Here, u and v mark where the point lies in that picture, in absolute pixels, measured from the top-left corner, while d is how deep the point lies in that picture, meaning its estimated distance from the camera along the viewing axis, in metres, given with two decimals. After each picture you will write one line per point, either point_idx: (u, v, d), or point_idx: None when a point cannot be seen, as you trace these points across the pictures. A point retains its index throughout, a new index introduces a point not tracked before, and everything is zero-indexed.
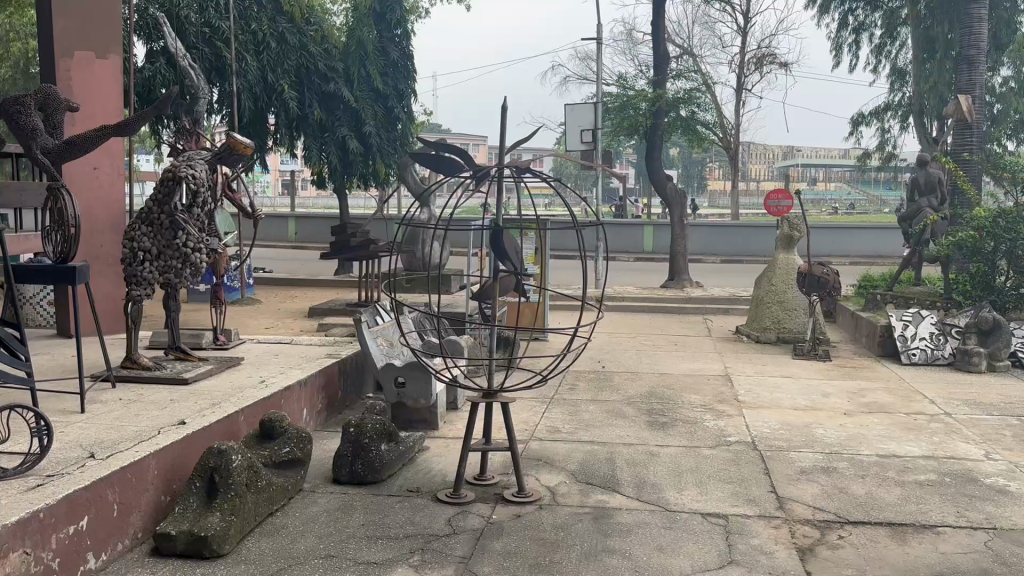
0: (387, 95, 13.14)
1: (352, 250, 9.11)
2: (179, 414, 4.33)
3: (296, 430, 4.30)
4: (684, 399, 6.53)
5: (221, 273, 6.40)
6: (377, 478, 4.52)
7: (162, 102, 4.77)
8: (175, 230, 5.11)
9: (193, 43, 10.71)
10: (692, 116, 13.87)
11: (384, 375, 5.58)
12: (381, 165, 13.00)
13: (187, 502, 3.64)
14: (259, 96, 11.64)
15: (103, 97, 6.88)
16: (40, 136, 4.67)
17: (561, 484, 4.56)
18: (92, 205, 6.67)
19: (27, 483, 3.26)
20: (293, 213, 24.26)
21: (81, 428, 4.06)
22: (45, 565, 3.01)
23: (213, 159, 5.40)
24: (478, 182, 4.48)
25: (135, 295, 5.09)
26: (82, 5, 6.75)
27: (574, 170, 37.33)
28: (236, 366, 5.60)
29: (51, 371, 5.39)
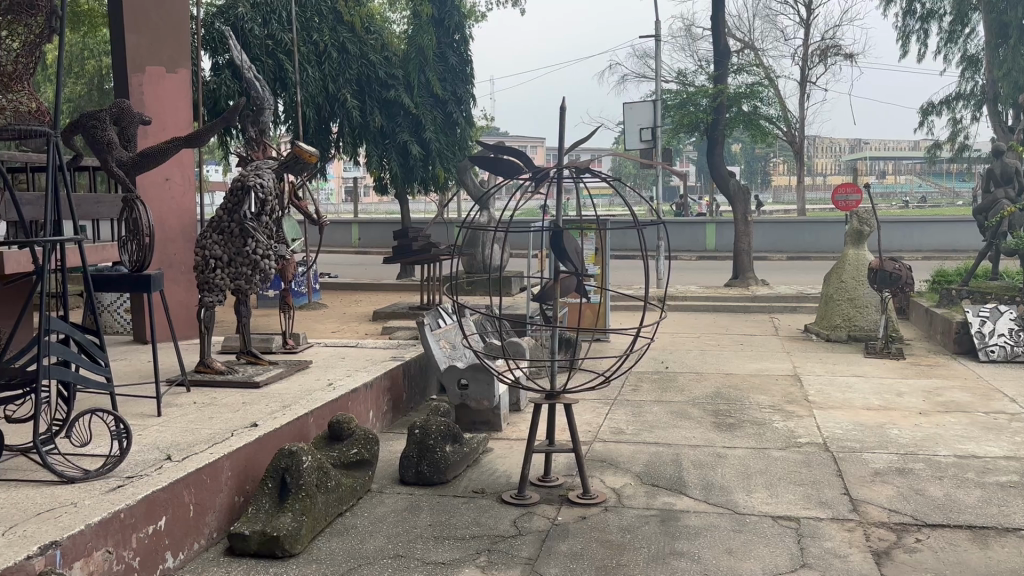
0: (445, 100, 13.24)
1: (414, 254, 9.21)
2: (250, 416, 4.45)
3: (363, 431, 4.37)
4: (751, 400, 6.42)
5: (288, 279, 6.55)
6: (443, 479, 4.55)
7: (230, 114, 4.92)
8: (245, 238, 5.25)
9: (257, 56, 11.00)
10: (755, 111, 13.60)
11: (447, 376, 5.62)
12: (441, 170, 13.11)
13: (260, 503, 3.73)
14: (322, 105, 11.89)
15: (174, 110, 7.12)
16: (115, 150, 4.84)
17: (626, 486, 4.53)
18: (165, 215, 6.89)
19: (108, 484, 3.39)
20: (356, 219, 24.67)
21: (158, 431, 4.20)
22: (126, 564, 3.11)
23: (280, 168, 5.53)
24: (538, 184, 4.47)
25: (207, 302, 5.24)
26: (153, 21, 6.99)
27: (633, 170, 37.03)
28: (304, 369, 5.73)
29: (129, 375, 5.59)
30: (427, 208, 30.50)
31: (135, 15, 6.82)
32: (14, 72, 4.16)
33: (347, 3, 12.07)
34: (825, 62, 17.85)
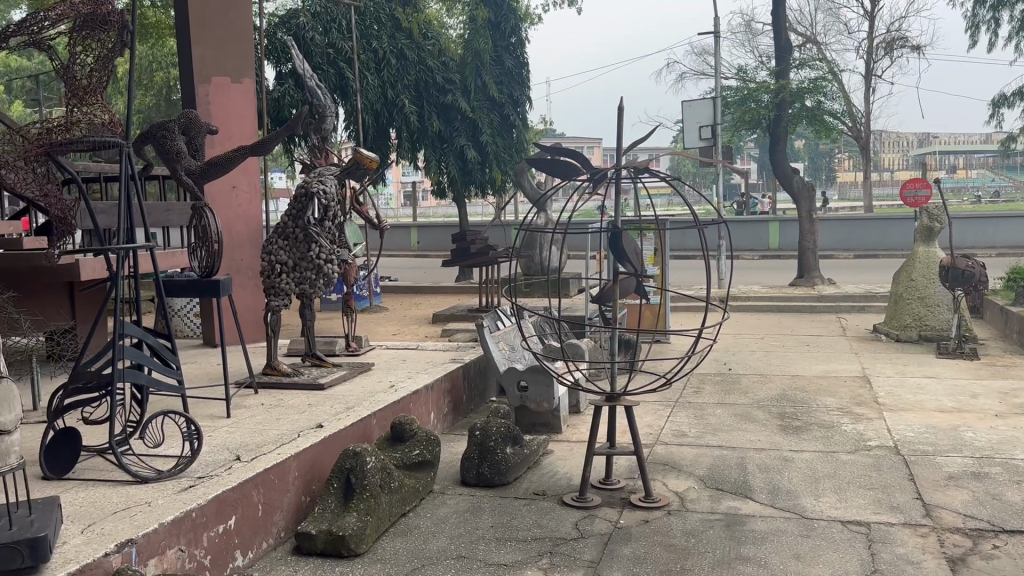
0: (502, 103, 13.28)
1: (472, 256, 9.26)
2: (315, 418, 4.53)
3: (424, 433, 4.41)
4: (818, 402, 6.28)
5: (350, 282, 6.66)
6: (504, 480, 4.57)
7: (294, 122, 5.03)
8: (309, 243, 5.36)
9: (318, 65, 11.23)
10: (819, 106, 13.29)
11: (506, 378, 5.63)
12: (498, 173, 13.16)
13: (326, 503, 3.80)
14: (381, 112, 12.06)
15: (240, 119, 7.30)
16: (184, 159, 4.98)
17: (690, 489, 4.47)
18: (232, 222, 7.08)
19: (180, 484, 3.49)
20: (414, 222, 24.94)
21: (228, 432, 4.32)
22: (198, 562, 3.20)
23: (341, 174, 5.62)
24: (595, 185, 4.43)
25: (273, 305, 5.36)
26: (219, 33, 7.19)
27: (692, 169, 36.56)
28: (367, 371, 5.81)
29: (200, 378, 5.76)
30: (484, 210, 30.66)
31: (202, 27, 7.02)
32: (89, 86, 4.31)
33: (405, 10, 12.23)
34: (890, 55, 17.35)
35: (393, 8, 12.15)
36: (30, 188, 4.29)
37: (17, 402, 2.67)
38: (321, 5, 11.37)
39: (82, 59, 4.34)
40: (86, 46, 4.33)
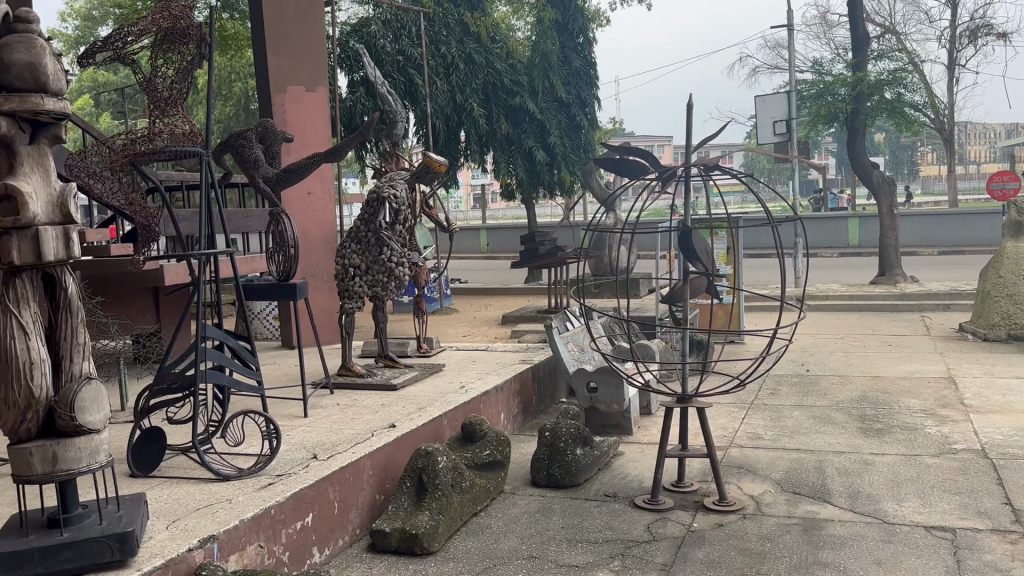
0: (570, 104, 13.25)
1: (541, 258, 9.27)
2: (388, 417, 4.62)
3: (495, 434, 4.45)
4: (901, 404, 6.06)
5: (421, 285, 6.75)
6: (574, 482, 4.56)
7: (365, 129, 5.15)
8: (381, 246, 5.47)
9: (389, 72, 11.42)
10: (899, 98, 12.83)
11: (576, 379, 5.63)
12: (566, 174, 13.16)
13: (399, 501, 3.87)
14: (451, 116, 12.22)
15: (314, 127, 7.50)
16: (262, 167, 5.16)
17: (765, 493, 4.39)
18: (308, 227, 7.27)
19: (260, 481, 3.61)
20: (483, 224, 25.12)
21: (306, 431, 4.44)
22: (277, 558, 3.30)
23: (411, 178, 5.71)
24: (664, 184, 4.39)
25: (347, 308, 5.48)
26: (294, 43, 7.39)
27: (766, 165, 35.77)
28: (438, 372, 5.89)
29: (278, 379, 5.93)
30: (553, 211, 30.65)
31: (277, 40, 7.22)
32: (170, 98, 4.48)
33: (473, 14, 12.31)
34: (975, 43, 16.62)
35: (461, 13, 12.26)
36: (116, 198, 4.29)
37: (106, 402, 2.79)
38: (391, 12, 11.55)
39: (162, 72, 4.54)
40: (167, 59, 4.53)
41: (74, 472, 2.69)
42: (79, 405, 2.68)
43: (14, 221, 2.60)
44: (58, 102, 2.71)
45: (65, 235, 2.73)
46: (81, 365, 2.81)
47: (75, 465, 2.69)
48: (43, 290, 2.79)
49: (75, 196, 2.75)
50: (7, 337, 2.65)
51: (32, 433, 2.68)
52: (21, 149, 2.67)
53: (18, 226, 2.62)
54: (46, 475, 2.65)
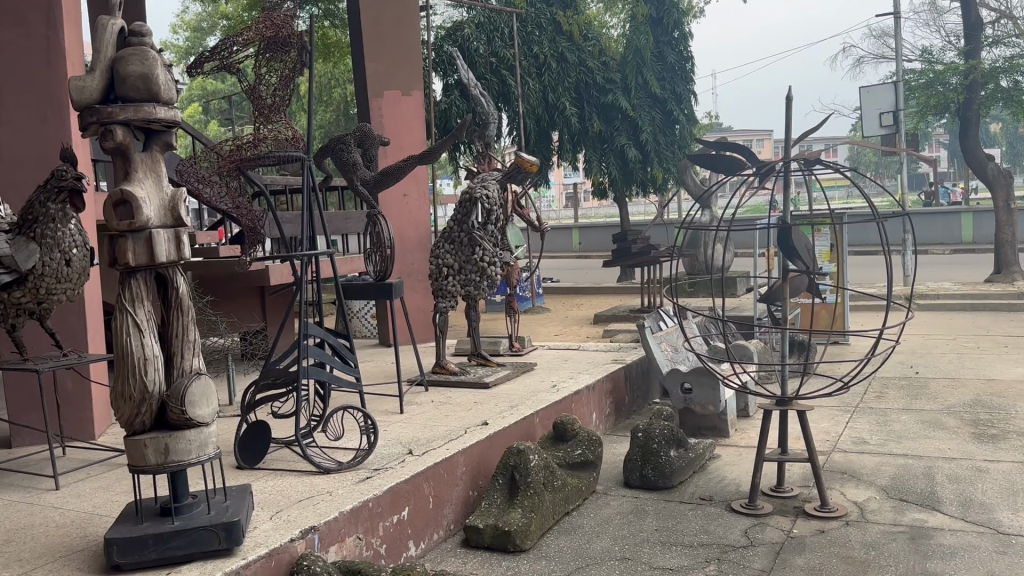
0: (664, 100, 13.04)
1: (634, 257, 9.17)
2: (481, 415, 4.67)
3: (587, 433, 4.44)
4: (1019, 409, 5.71)
5: (513, 284, 6.79)
6: (668, 484, 4.49)
7: (458, 130, 5.22)
8: (473, 246, 5.54)
9: (482, 74, 11.56)
10: (1017, 86, 12.06)
11: (670, 380, 5.54)
12: (660, 171, 12.99)
13: (492, 498, 3.91)
14: (543, 116, 12.31)
15: (410, 129, 7.66)
16: (359, 170, 5.28)
17: (870, 500, 4.21)
18: (404, 229, 7.44)
19: (358, 475, 3.71)
20: (576, 223, 25.05)
21: (401, 427, 4.53)
22: (375, 550, 3.39)
23: (503, 179, 5.76)
24: (763, 179, 4.27)
25: (440, 307, 5.56)
26: (391, 48, 7.56)
27: (871, 159, 34.28)
28: (530, 371, 5.91)
29: (374, 376, 6.08)
30: (646, 209, 30.29)
31: (374, 46, 7.41)
32: (274, 105, 4.66)
33: (566, 13, 12.28)
34: None
35: (554, 12, 12.27)
36: (224, 201, 4.71)
37: (215, 397, 2.92)
38: (484, 15, 11.67)
39: (267, 79, 4.71)
40: (270, 66, 4.70)
41: (184, 463, 2.83)
42: (189, 400, 2.82)
43: (130, 225, 2.76)
44: (169, 111, 2.86)
45: (176, 237, 2.87)
46: (192, 361, 2.95)
47: (185, 457, 2.84)
48: (157, 290, 2.95)
49: (185, 200, 2.89)
50: (124, 336, 2.80)
51: (146, 426, 2.84)
52: (135, 156, 2.84)
53: (134, 230, 2.78)
54: (159, 466, 2.79)
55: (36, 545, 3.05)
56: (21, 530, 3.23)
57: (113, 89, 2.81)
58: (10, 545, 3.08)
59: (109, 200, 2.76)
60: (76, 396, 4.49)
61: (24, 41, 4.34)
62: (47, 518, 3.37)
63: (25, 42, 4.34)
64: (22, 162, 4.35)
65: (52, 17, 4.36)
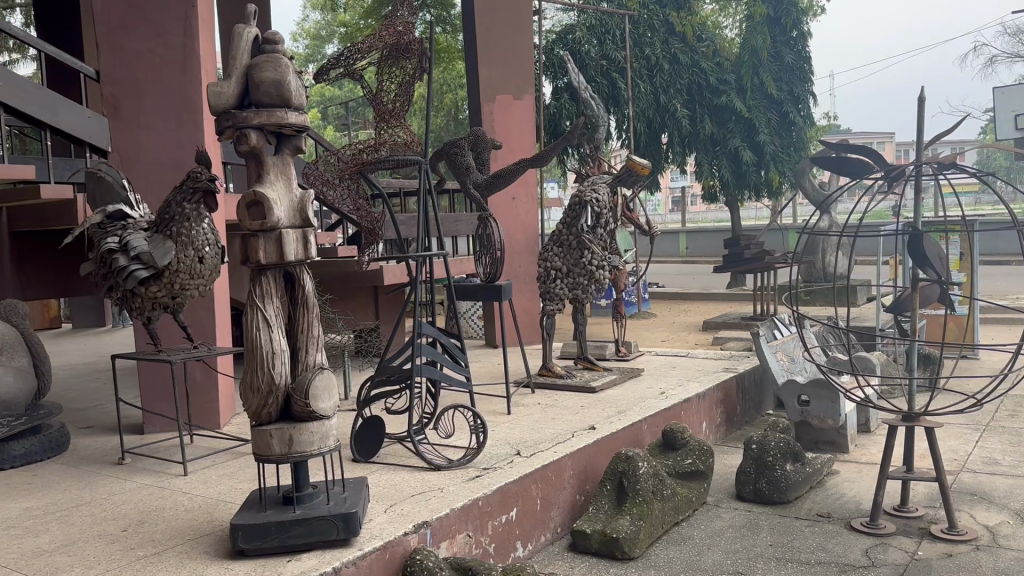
0: (781, 101, 12.61)
1: (747, 262, 8.92)
2: (588, 419, 4.64)
3: (698, 442, 4.35)
4: None
5: (621, 289, 6.72)
6: (783, 499, 4.34)
7: (569, 133, 5.21)
8: (582, 250, 5.51)
9: (593, 77, 11.58)
10: None
11: (784, 391, 5.36)
12: (776, 174, 12.57)
13: (600, 504, 3.87)
14: (653, 118, 12.24)
15: (520, 133, 7.71)
16: (472, 173, 5.35)
17: (1004, 524, 3.94)
18: (512, 231, 7.49)
19: (468, 473, 3.75)
20: (684, 228, 24.68)
21: (509, 428, 4.56)
22: (483, 549, 3.42)
23: (614, 182, 5.71)
24: (891, 184, 4.07)
25: (548, 310, 5.57)
26: (503, 52, 7.63)
27: (1003, 163, 32.23)
28: (638, 377, 5.84)
29: (482, 376, 6.15)
30: (758, 213, 29.47)
31: (487, 50, 7.50)
32: (393, 110, 4.83)
33: (679, 13, 12.14)
34: None
35: (667, 13, 12.17)
36: (346, 204, 4.92)
37: (336, 391, 3.02)
38: (596, 17, 11.66)
39: (387, 86, 4.87)
40: (389, 73, 4.85)
41: (306, 453, 2.93)
42: (313, 393, 2.92)
43: (262, 225, 2.89)
44: (299, 117, 2.97)
45: (304, 237, 2.98)
46: (316, 355, 3.05)
47: (307, 448, 2.94)
48: (285, 288, 3.08)
49: (313, 202, 3.00)
50: (254, 330, 2.92)
51: (272, 417, 2.96)
52: (267, 159, 2.97)
53: (265, 230, 2.91)
54: (283, 456, 2.90)
55: (168, 527, 3.23)
56: (155, 512, 3.43)
57: (248, 95, 2.95)
58: (145, 525, 3.27)
59: (243, 201, 2.91)
60: (204, 385, 4.73)
61: (163, 50, 4.61)
62: (178, 501, 3.56)
63: (164, 51, 4.61)
64: (161, 165, 4.64)
65: (188, 28, 4.60)
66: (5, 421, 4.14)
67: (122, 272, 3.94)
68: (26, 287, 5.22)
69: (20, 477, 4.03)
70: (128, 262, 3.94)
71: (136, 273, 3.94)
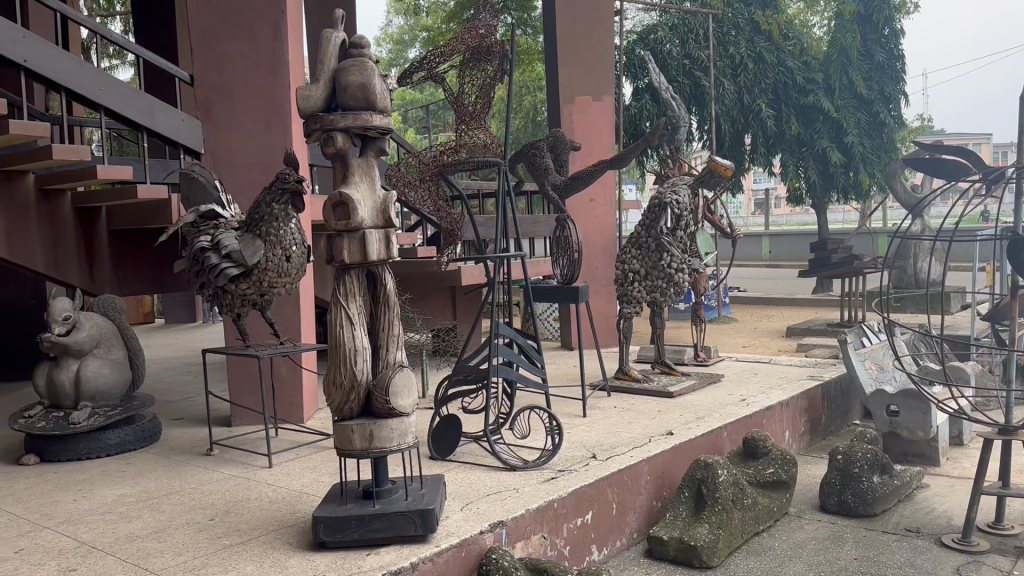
0: (871, 100, 12.19)
1: (834, 266, 8.65)
2: (666, 424, 4.58)
3: (780, 451, 4.25)
4: None
5: (701, 292, 6.61)
6: (870, 511, 4.20)
7: (650, 134, 5.14)
8: (661, 252, 5.44)
9: (674, 77, 11.46)
10: None
11: (873, 401, 5.19)
12: (865, 175, 12.16)
13: (678, 510, 3.81)
14: (737, 118, 12.00)
15: (600, 134, 7.67)
16: (551, 175, 5.36)
17: None
18: (590, 233, 7.47)
19: (544, 475, 3.75)
20: (768, 231, 24.11)
21: (585, 431, 4.54)
22: (559, 551, 3.42)
23: (696, 183, 5.62)
24: (990, 187, 3.87)
25: (625, 313, 5.52)
26: (583, 54, 7.61)
27: None
28: (718, 382, 5.73)
29: (559, 378, 6.15)
30: (846, 216, 28.52)
31: (569, 51, 7.52)
32: (474, 112, 4.86)
33: (765, 11, 11.91)
34: None
35: (753, 11, 11.95)
36: (426, 204, 4.99)
37: (415, 389, 3.07)
38: (679, 17, 11.53)
39: (468, 89, 4.90)
40: (471, 76, 4.88)
41: (386, 450, 2.98)
42: (393, 390, 2.97)
43: (346, 225, 2.96)
44: (383, 119, 3.02)
45: (386, 237, 3.03)
46: (396, 353, 3.10)
47: (387, 443, 2.99)
48: (367, 287, 3.14)
49: (395, 203, 3.05)
50: (337, 327, 2.99)
51: (354, 413, 3.03)
52: (352, 161, 3.04)
53: (350, 230, 2.98)
54: (364, 451, 2.97)
55: (253, 517, 3.34)
56: (239, 502, 3.55)
57: (335, 98, 3.02)
58: (230, 515, 3.38)
59: (329, 201, 2.98)
60: (289, 380, 4.87)
61: (254, 54, 4.77)
62: (262, 493, 3.68)
63: (255, 55, 4.77)
64: (250, 164, 4.80)
65: (278, 32, 4.75)
66: (103, 412, 4.41)
67: (214, 269, 4.09)
68: (123, 284, 5.44)
69: (115, 465, 4.22)
70: (219, 260, 4.08)
71: (227, 271, 4.09)
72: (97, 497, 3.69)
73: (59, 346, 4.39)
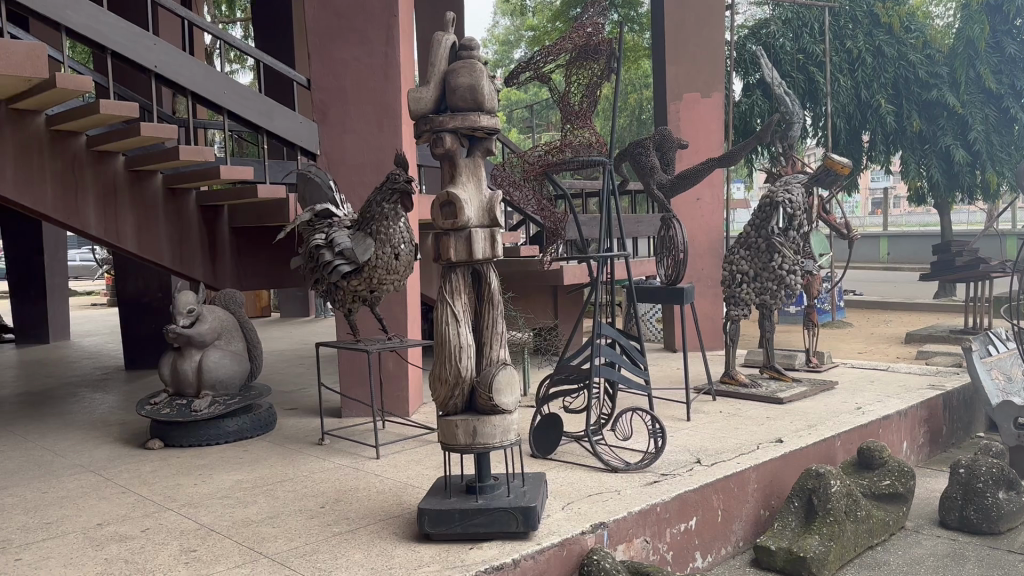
0: (1000, 95, 11.38)
1: (958, 271, 8.16)
2: (775, 431, 4.45)
3: (898, 464, 4.07)
4: None
5: (813, 295, 6.39)
6: (994, 529, 3.96)
7: (761, 131, 4.97)
8: (772, 253, 5.28)
9: (787, 72, 11.11)
10: None
11: (1000, 413, 4.91)
12: (993, 174, 11.46)
13: (787, 521, 3.69)
14: (854, 114, 11.55)
15: (708, 132, 7.52)
16: (657, 174, 5.30)
17: None
18: (695, 232, 7.34)
19: (647, 477, 3.71)
20: (886, 232, 23.02)
21: (690, 434, 4.46)
22: (661, 555, 3.37)
23: (810, 182, 5.42)
24: None
25: (732, 315, 5.39)
26: (691, 50, 7.46)
27: None
28: (831, 389, 5.52)
29: (663, 379, 6.08)
30: (974, 217, 26.86)
31: (677, 49, 7.40)
32: (581, 110, 4.86)
33: (885, 3, 11.35)
34: None
35: (872, 3, 11.43)
36: (531, 204, 5.07)
37: (518, 387, 3.09)
38: (793, 10, 11.20)
39: (574, 89, 4.90)
40: (578, 75, 4.84)
41: (489, 446, 3.02)
42: (496, 387, 3.01)
43: (453, 224, 3.02)
44: (491, 119, 3.05)
45: (491, 236, 3.07)
46: (499, 351, 3.12)
47: (490, 440, 3.03)
48: (472, 286, 3.18)
49: (501, 203, 3.08)
50: (443, 324, 3.06)
51: (458, 408, 3.08)
52: (460, 162, 3.09)
53: (457, 229, 3.03)
54: (467, 446, 3.01)
55: (362, 507, 3.45)
56: (348, 491, 3.67)
57: (445, 100, 3.08)
58: (339, 504, 3.50)
59: (437, 200, 3.05)
60: (395, 374, 4.99)
61: (368, 58, 4.91)
62: (370, 483, 3.79)
63: (369, 59, 4.91)
64: (362, 165, 4.96)
65: (390, 35, 4.87)
66: (222, 401, 4.66)
67: (328, 266, 4.24)
68: (242, 278, 5.74)
69: (232, 452, 4.45)
70: (333, 258, 4.24)
71: (340, 268, 4.23)
72: (216, 482, 3.90)
73: (183, 337, 4.65)
